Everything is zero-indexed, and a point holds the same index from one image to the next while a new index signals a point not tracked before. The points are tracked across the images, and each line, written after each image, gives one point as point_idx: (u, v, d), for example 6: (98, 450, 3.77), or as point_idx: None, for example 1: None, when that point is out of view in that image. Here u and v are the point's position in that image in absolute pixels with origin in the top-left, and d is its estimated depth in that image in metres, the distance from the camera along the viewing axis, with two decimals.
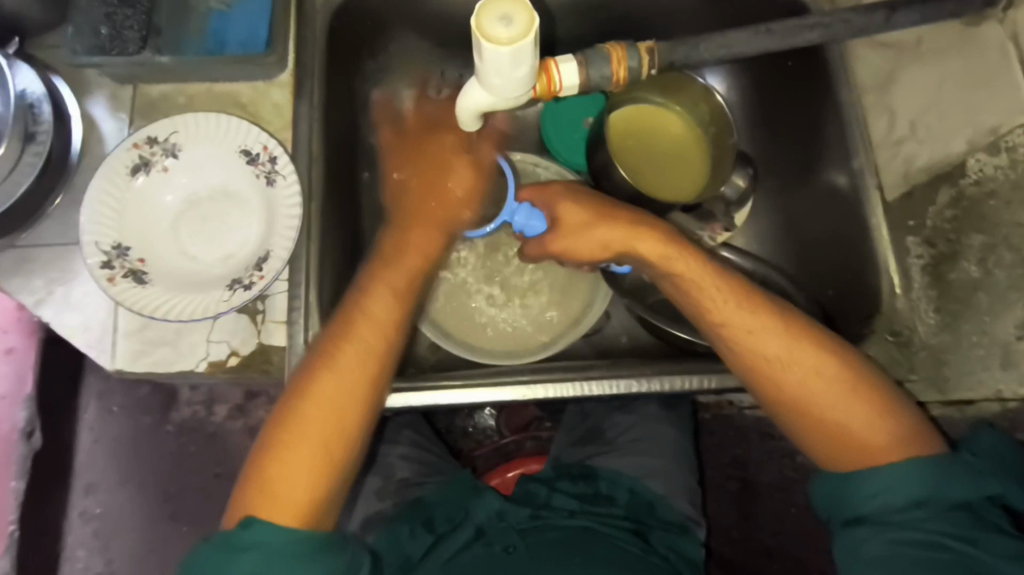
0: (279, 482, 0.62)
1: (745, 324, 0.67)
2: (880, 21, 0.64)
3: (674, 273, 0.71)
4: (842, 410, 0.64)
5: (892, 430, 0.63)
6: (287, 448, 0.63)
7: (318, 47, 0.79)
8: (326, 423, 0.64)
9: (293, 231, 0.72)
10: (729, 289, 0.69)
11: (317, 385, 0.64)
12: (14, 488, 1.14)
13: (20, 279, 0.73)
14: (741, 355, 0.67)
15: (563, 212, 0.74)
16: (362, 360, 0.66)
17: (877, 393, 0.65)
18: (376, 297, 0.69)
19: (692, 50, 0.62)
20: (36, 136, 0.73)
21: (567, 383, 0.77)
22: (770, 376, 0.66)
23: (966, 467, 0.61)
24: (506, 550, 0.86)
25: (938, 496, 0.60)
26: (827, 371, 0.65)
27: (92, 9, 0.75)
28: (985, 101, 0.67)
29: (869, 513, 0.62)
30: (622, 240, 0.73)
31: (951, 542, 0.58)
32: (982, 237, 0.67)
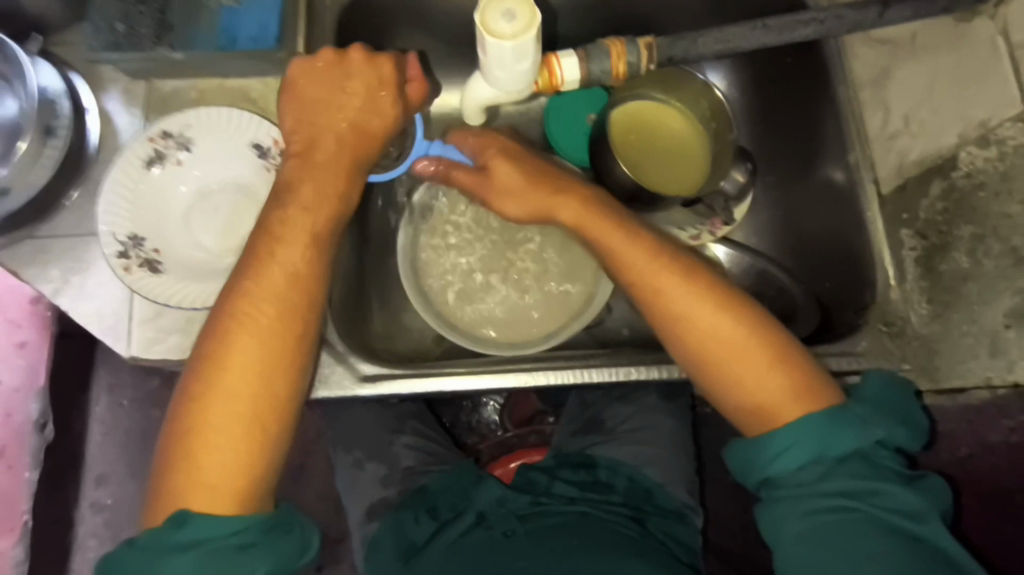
0: (205, 465, 0.58)
1: (656, 281, 0.67)
2: (873, 16, 0.67)
3: (594, 234, 0.71)
4: (744, 368, 0.63)
5: (789, 383, 0.62)
6: (204, 423, 0.59)
7: (327, 44, 0.81)
8: (245, 390, 0.60)
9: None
10: (646, 248, 0.69)
11: (230, 352, 0.61)
12: (27, 479, 1.15)
13: (38, 267, 0.75)
14: (654, 315, 0.67)
15: (500, 173, 0.75)
16: (272, 313, 0.63)
17: (782, 348, 0.63)
18: (283, 252, 0.65)
19: (690, 45, 0.65)
20: (55, 130, 0.75)
21: (568, 371, 0.79)
22: (677, 335, 0.66)
23: (848, 417, 0.59)
24: (506, 534, 0.87)
25: (835, 449, 0.58)
26: (731, 329, 0.64)
27: (108, 6, 0.77)
28: (974, 95, 0.69)
29: (778, 477, 0.59)
30: (549, 199, 0.74)
31: (848, 500, 0.56)
32: (972, 228, 0.68)
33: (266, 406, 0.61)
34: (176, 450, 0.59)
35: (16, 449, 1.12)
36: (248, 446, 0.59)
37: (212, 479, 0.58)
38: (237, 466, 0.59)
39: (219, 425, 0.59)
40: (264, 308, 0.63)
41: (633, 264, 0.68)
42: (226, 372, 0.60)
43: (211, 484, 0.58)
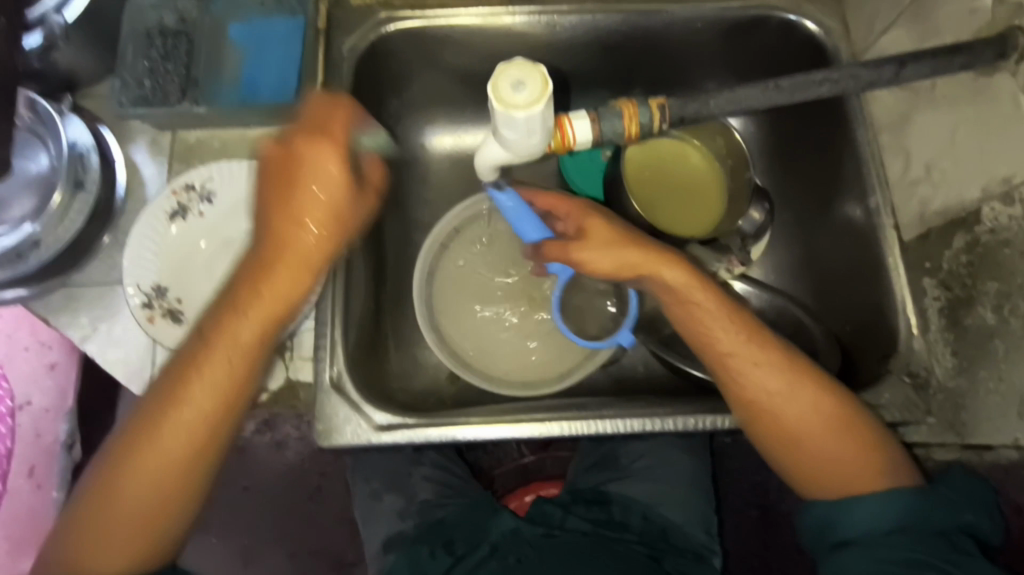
0: (106, 533, 0.64)
1: (751, 356, 0.69)
2: (890, 75, 0.65)
3: (691, 304, 0.71)
4: (834, 441, 0.67)
5: (867, 460, 0.67)
6: (113, 489, 0.64)
7: (345, 93, 0.83)
8: (166, 449, 0.64)
9: (320, 274, 0.77)
10: (740, 326, 0.70)
11: (159, 446, 0.65)
12: None
13: (68, 314, 0.78)
14: (745, 386, 0.69)
15: (589, 228, 0.75)
16: (217, 374, 0.66)
17: (858, 429, 0.68)
18: (238, 321, 0.67)
19: (702, 107, 0.62)
20: (85, 184, 0.77)
21: (581, 421, 0.78)
22: (763, 408, 0.69)
23: (937, 499, 0.65)
24: (518, 559, 0.91)
25: (922, 522, 0.64)
26: (823, 406, 0.68)
27: (137, 64, 0.80)
28: (998, 150, 0.66)
29: (854, 537, 0.65)
30: (656, 260, 0.72)
31: (924, 559, 0.61)
32: (996, 284, 0.66)
33: (175, 471, 0.65)
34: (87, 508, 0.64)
35: None
36: (156, 503, 0.65)
37: (111, 547, 0.64)
38: (139, 524, 0.64)
39: (155, 460, 0.64)
40: (193, 407, 0.65)
41: (727, 341, 0.69)
42: (146, 460, 0.64)
43: (110, 550, 0.64)
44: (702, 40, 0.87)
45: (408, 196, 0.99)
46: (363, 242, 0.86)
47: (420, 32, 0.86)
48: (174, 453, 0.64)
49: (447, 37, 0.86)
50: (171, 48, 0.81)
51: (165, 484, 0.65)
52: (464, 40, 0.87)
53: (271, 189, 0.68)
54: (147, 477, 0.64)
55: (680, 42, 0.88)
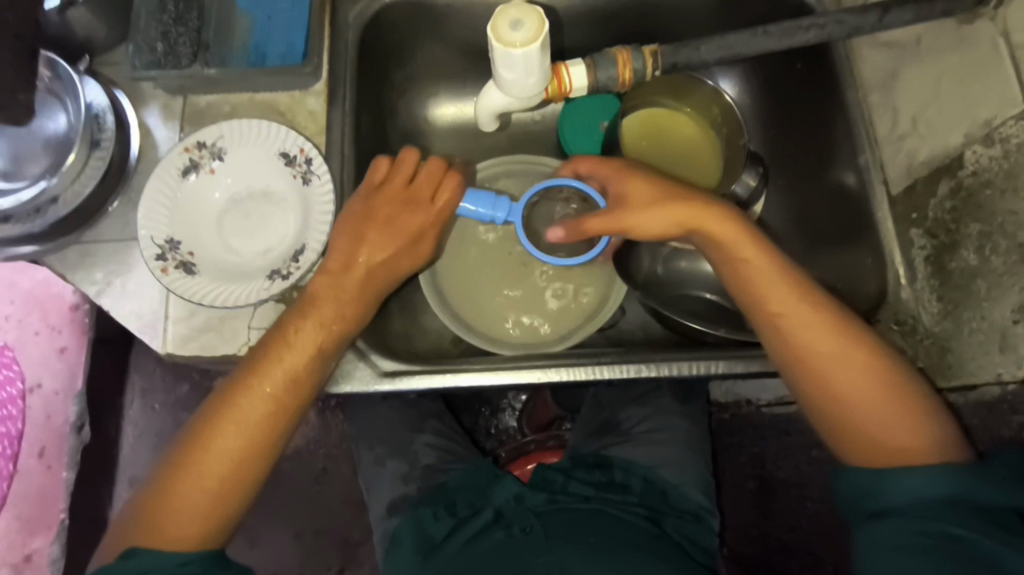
0: (174, 507, 0.65)
1: (807, 318, 0.69)
2: (874, 20, 0.73)
3: (741, 273, 0.72)
4: (885, 404, 0.67)
5: (919, 432, 0.66)
6: (191, 462, 0.67)
7: (350, 58, 0.86)
8: (246, 425, 0.68)
9: (326, 226, 0.79)
10: (799, 290, 0.70)
11: (223, 428, 0.68)
12: (65, 478, 1.19)
13: (83, 271, 0.81)
14: (792, 353, 0.70)
15: (634, 190, 0.74)
16: (300, 356, 0.71)
17: (913, 400, 0.68)
18: (323, 304, 0.73)
19: (693, 52, 0.73)
20: (100, 142, 0.81)
21: (580, 367, 0.83)
22: (811, 369, 0.69)
23: (987, 477, 0.62)
24: (523, 530, 0.88)
25: (970, 497, 0.62)
26: (878, 374, 0.68)
27: (149, 29, 0.83)
28: (979, 95, 0.70)
29: (897, 507, 0.63)
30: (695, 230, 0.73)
31: (962, 533, 0.59)
32: (979, 225, 0.69)
33: (246, 453, 0.68)
34: (164, 482, 0.66)
35: (56, 449, 1.18)
36: (231, 480, 0.67)
37: (177, 520, 0.65)
38: (206, 505, 0.66)
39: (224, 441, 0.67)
40: (257, 398, 0.69)
41: (785, 303, 0.70)
42: (215, 437, 0.67)
43: (178, 522, 0.65)
44: (698, 6, 0.90)
45: None
46: None
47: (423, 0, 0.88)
48: (249, 420, 0.68)
49: (449, 6, 0.89)
50: (183, 13, 0.83)
51: (244, 461, 0.68)
52: (465, 8, 0.89)
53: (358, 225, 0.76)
54: (222, 444, 0.67)
55: (675, 8, 0.90)
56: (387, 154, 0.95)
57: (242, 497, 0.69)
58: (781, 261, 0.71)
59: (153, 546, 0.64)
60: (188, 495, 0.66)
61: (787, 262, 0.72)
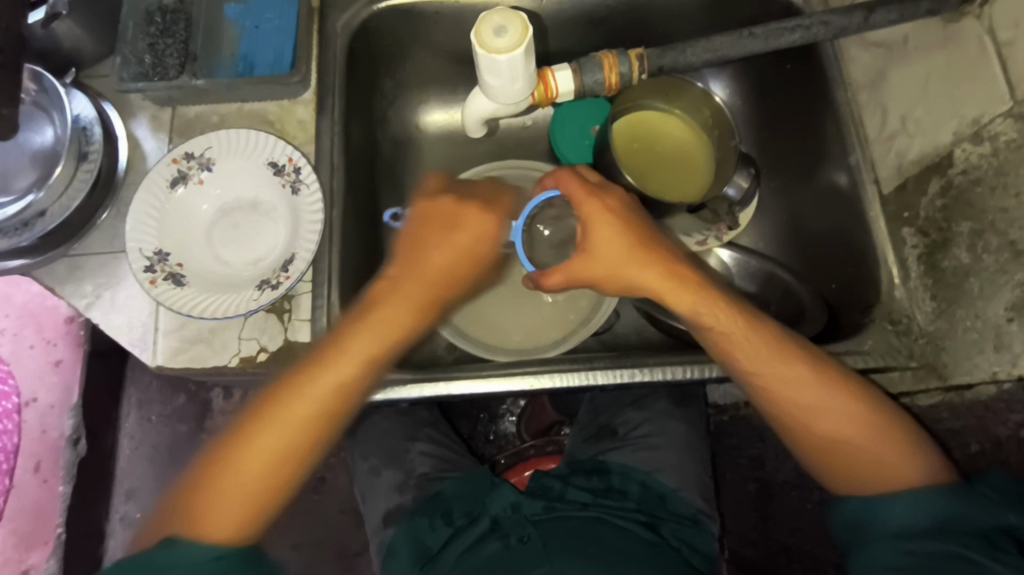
0: (221, 497, 0.64)
1: (777, 372, 0.69)
2: (859, 21, 0.73)
3: (711, 322, 0.70)
4: (869, 446, 0.68)
5: (904, 463, 0.67)
6: (240, 453, 0.65)
7: (338, 67, 0.86)
8: (292, 425, 0.66)
9: (316, 234, 0.79)
10: (764, 342, 0.69)
11: (265, 432, 0.66)
12: (61, 492, 1.18)
13: (72, 283, 0.80)
14: (772, 404, 0.70)
15: (598, 237, 0.69)
16: (351, 365, 0.68)
17: (892, 435, 0.68)
18: (378, 313, 0.70)
19: (679, 55, 0.73)
20: (88, 155, 0.80)
21: (572, 373, 0.82)
22: (790, 417, 0.69)
23: (976, 496, 0.64)
24: (520, 539, 0.87)
25: (960, 518, 0.63)
26: (854, 416, 0.68)
27: (137, 40, 0.83)
28: (966, 93, 0.70)
29: (890, 531, 0.65)
30: (665, 276, 0.70)
31: (964, 552, 0.60)
32: (970, 223, 0.69)
33: (288, 457, 0.66)
34: (212, 469, 0.65)
35: (52, 463, 1.18)
36: (274, 479, 0.66)
37: (223, 510, 0.64)
38: (251, 500, 0.65)
39: (263, 449, 0.65)
40: (306, 408, 0.67)
41: (755, 354, 0.69)
42: (261, 439, 0.66)
43: (218, 517, 0.64)
44: (685, 9, 0.90)
45: (404, 174, 1.00)
46: (359, 214, 0.88)
47: (411, 8, 0.88)
48: (298, 424, 0.67)
49: (436, 13, 0.89)
50: (169, 24, 0.83)
51: (284, 465, 0.66)
52: (454, 15, 0.89)
53: (427, 232, 0.73)
54: (268, 446, 0.66)
55: (662, 11, 0.90)
56: (377, 162, 0.95)
57: (279, 501, 0.67)
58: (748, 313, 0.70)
59: (198, 535, 0.63)
60: (229, 495, 0.64)
61: (761, 316, 0.71)
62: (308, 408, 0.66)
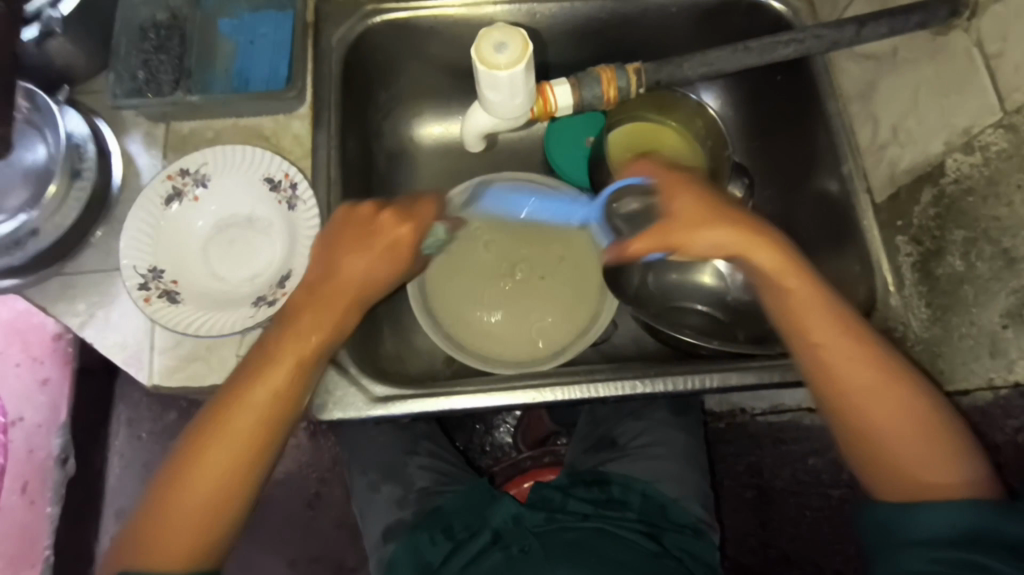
0: (171, 525, 0.65)
1: (842, 347, 0.69)
2: (851, 34, 0.74)
3: (794, 302, 0.70)
4: (927, 447, 0.67)
5: (949, 466, 0.66)
6: (173, 498, 0.65)
7: (333, 82, 0.86)
8: (213, 469, 0.66)
9: (312, 250, 0.79)
10: (835, 318, 0.70)
11: (206, 454, 0.66)
12: (49, 514, 1.13)
13: (65, 302, 0.79)
14: (823, 382, 0.70)
15: (677, 206, 0.71)
16: (270, 400, 0.68)
17: (949, 439, 0.67)
18: (307, 323, 0.71)
19: (675, 69, 0.74)
20: (81, 172, 0.79)
21: (574, 386, 0.82)
22: (840, 400, 0.69)
23: (1016, 512, 0.62)
24: (523, 550, 0.88)
25: (992, 532, 0.61)
26: (908, 414, 0.68)
27: (130, 57, 0.83)
28: (956, 104, 0.71)
29: (915, 537, 0.63)
30: (740, 248, 0.70)
31: (990, 562, 0.60)
32: (963, 232, 0.70)
33: (233, 479, 0.67)
34: (145, 519, 0.66)
35: (39, 483, 1.12)
36: (217, 512, 0.66)
37: (177, 537, 0.65)
38: (198, 532, 0.65)
39: (204, 474, 0.66)
40: (238, 425, 0.67)
41: (819, 328, 0.69)
42: (201, 465, 0.66)
43: (172, 544, 0.65)
44: (676, 23, 0.91)
45: (399, 185, 1.00)
46: None
47: (406, 22, 0.88)
48: (233, 443, 0.67)
49: (430, 28, 0.89)
50: (165, 40, 0.84)
51: (231, 486, 0.66)
52: (449, 29, 0.90)
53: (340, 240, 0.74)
54: (212, 468, 0.66)
55: (654, 24, 0.91)
56: (372, 174, 0.95)
57: (233, 529, 0.68)
58: (826, 292, 0.71)
59: (147, 567, 0.63)
60: (173, 532, 0.65)
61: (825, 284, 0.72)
62: (244, 421, 0.67)
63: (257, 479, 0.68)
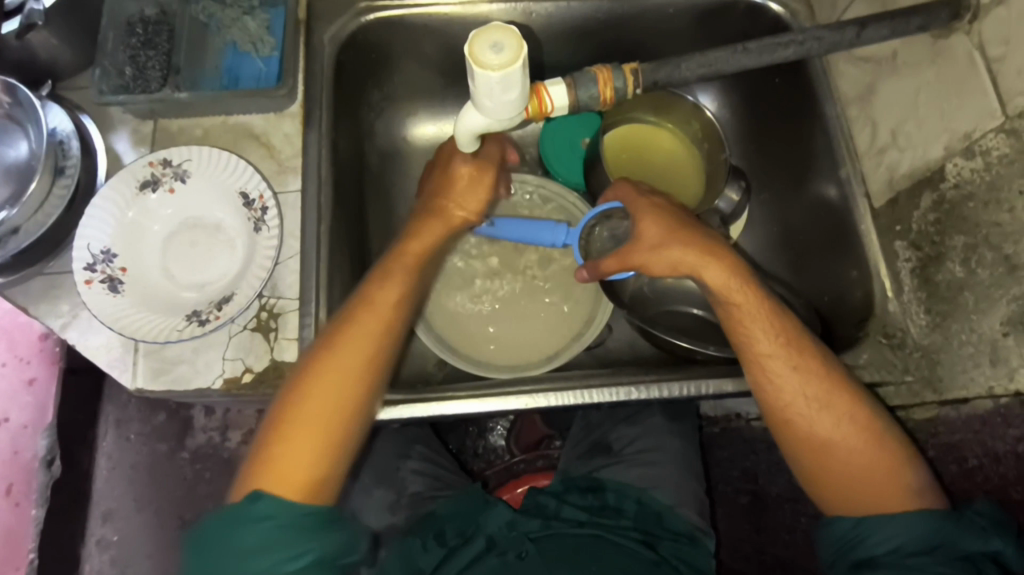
0: (292, 449, 0.66)
1: (788, 358, 0.70)
2: (851, 36, 0.72)
3: (735, 314, 0.72)
4: (872, 457, 0.68)
5: (892, 477, 0.67)
6: (293, 420, 0.67)
7: (325, 80, 0.84)
8: (328, 386, 0.68)
9: (260, 278, 0.76)
10: (779, 328, 0.70)
11: (343, 351, 0.69)
12: (32, 516, 1.19)
13: (47, 303, 0.77)
14: (767, 393, 0.70)
15: (642, 227, 0.73)
16: (389, 319, 0.73)
17: (895, 450, 0.68)
18: (389, 284, 0.74)
19: (674, 70, 0.71)
20: (65, 170, 0.78)
21: (569, 392, 0.81)
22: (785, 412, 0.70)
23: (967, 524, 0.64)
24: (518, 556, 0.87)
25: (950, 544, 0.64)
26: (853, 424, 0.69)
27: (117, 52, 0.81)
28: (956, 109, 0.70)
29: (878, 556, 0.65)
30: (694, 261, 0.72)
31: None
32: (964, 237, 0.69)
33: (361, 394, 0.69)
34: (274, 441, 0.66)
35: (24, 485, 1.20)
36: (342, 426, 0.68)
37: (289, 470, 0.65)
38: (320, 458, 0.66)
39: (336, 380, 0.68)
40: (361, 334, 0.71)
41: (766, 338, 0.70)
42: (328, 374, 0.68)
43: (293, 473, 0.65)
44: (672, 26, 0.90)
45: (392, 185, 0.98)
46: (348, 228, 0.86)
47: (399, 20, 0.87)
48: (355, 357, 0.70)
49: (424, 27, 0.88)
50: (152, 36, 0.82)
51: (353, 407, 0.69)
52: (442, 28, 0.88)
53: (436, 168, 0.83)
54: (337, 382, 0.68)
55: (652, 26, 0.90)
56: (365, 174, 0.94)
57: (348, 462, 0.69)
58: (771, 303, 0.71)
59: (277, 491, 0.64)
60: (292, 470, 0.65)
61: (771, 299, 0.72)
62: (369, 327, 0.71)
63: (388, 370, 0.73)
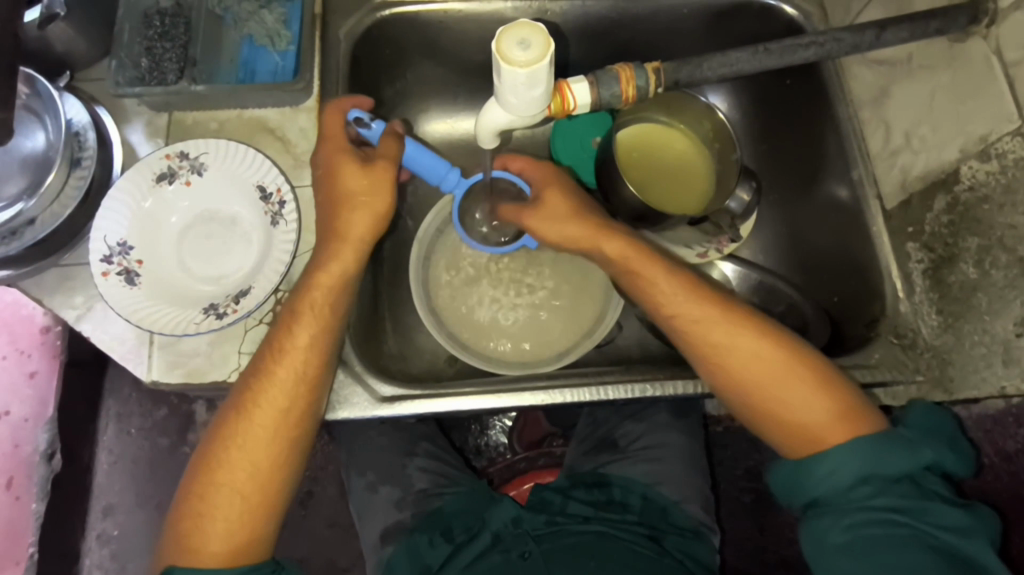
0: (212, 516, 0.67)
1: (690, 309, 0.73)
2: (871, 38, 0.72)
3: (642, 276, 0.75)
4: (792, 393, 0.69)
5: (825, 408, 0.68)
6: (215, 481, 0.68)
7: (341, 76, 0.84)
8: (250, 442, 0.69)
9: (279, 272, 0.76)
10: (679, 281, 0.74)
11: (254, 415, 0.69)
12: (33, 510, 1.11)
13: (61, 295, 0.77)
14: (685, 344, 0.74)
15: (545, 197, 0.79)
16: (300, 366, 0.70)
17: (816, 380, 0.69)
18: (299, 329, 0.71)
19: (695, 69, 0.71)
20: (81, 162, 0.78)
21: (584, 388, 0.81)
22: (710, 363, 0.72)
23: (897, 441, 0.63)
24: (522, 555, 0.87)
25: (880, 470, 0.62)
26: (769, 361, 0.70)
27: (133, 44, 0.81)
28: (973, 112, 0.71)
29: (822, 497, 0.64)
30: (597, 230, 0.76)
31: (890, 510, 0.60)
32: (978, 240, 0.70)
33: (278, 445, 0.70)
34: (196, 502, 0.68)
35: (24, 478, 1.10)
36: (265, 483, 0.69)
37: (217, 536, 0.67)
38: (237, 521, 0.68)
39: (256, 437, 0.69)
40: (274, 382, 0.70)
41: (671, 296, 0.74)
42: (242, 432, 0.69)
43: (211, 536, 0.67)
44: (686, 25, 0.90)
45: None
46: None
47: (415, 17, 0.87)
48: (268, 414, 0.69)
49: (439, 24, 0.88)
50: (169, 28, 0.81)
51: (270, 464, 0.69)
52: (456, 25, 0.88)
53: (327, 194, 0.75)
54: (256, 438, 0.69)
55: (668, 26, 0.90)
56: None
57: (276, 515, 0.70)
58: (673, 263, 0.76)
59: (191, 561, 0.66)
60: (215, 534, 0.67)
61: (675, 261, 0.76)
62: (278, 381, 0.69)
63: (313, 410, 0.72)
